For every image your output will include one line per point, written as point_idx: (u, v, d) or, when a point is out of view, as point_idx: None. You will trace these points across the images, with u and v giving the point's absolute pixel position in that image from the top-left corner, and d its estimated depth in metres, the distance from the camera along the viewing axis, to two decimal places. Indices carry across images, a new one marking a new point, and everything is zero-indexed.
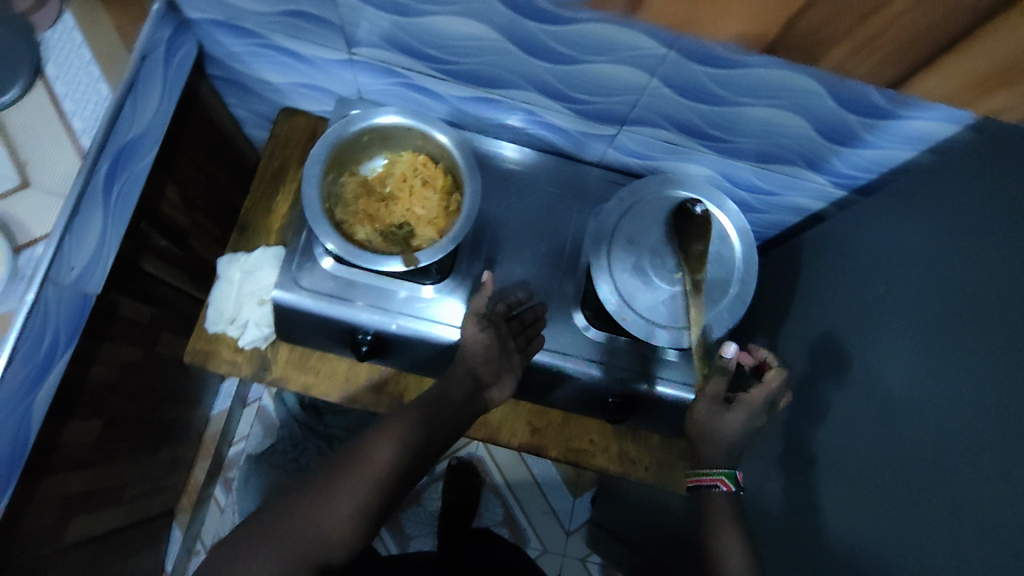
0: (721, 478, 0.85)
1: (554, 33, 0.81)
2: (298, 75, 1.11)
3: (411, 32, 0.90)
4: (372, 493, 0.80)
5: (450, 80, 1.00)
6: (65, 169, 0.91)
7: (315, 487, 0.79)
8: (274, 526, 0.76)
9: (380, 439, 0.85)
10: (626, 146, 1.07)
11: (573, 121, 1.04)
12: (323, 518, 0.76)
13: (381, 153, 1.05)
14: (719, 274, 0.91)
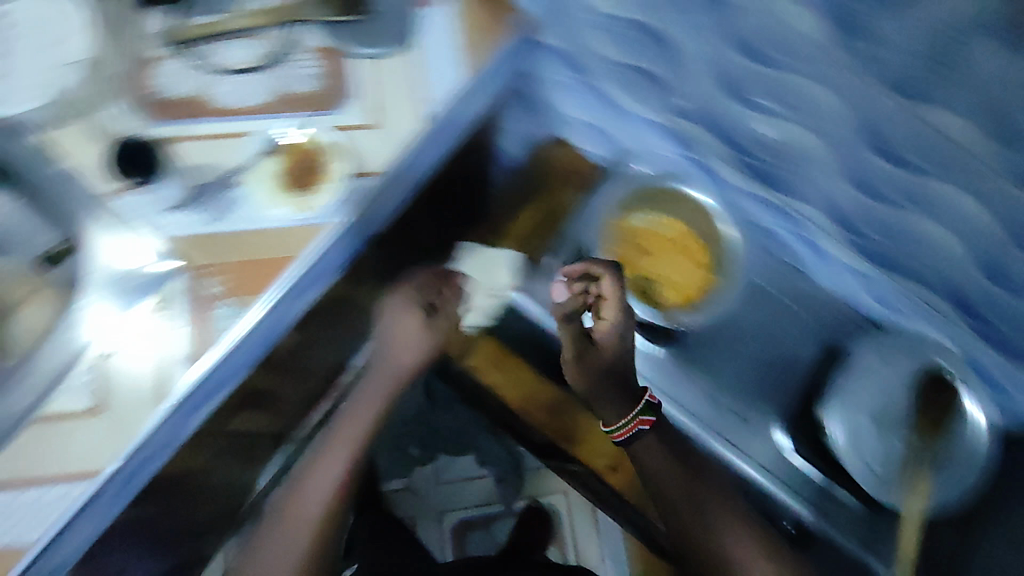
0: (637, 418, 0.91)
1: (749, 84, 0.75)
2: (577, 101, 1.03)
3: (701, 112, 0.87)
4: (310, 527, 0.87)
5: (648, 108, 0.93)
6: (249, 82, 0.83)
7: (293, 497, 0.90)
8: (274, 532, 0.87)
9: (319, 462, 0.92)
10: (814, 242, 0.97)
11: (765, 206, 0.96)
12: (296, 537, 0.87)
13: (641, 195, 1.03)
14: (912, 427, 0.89)
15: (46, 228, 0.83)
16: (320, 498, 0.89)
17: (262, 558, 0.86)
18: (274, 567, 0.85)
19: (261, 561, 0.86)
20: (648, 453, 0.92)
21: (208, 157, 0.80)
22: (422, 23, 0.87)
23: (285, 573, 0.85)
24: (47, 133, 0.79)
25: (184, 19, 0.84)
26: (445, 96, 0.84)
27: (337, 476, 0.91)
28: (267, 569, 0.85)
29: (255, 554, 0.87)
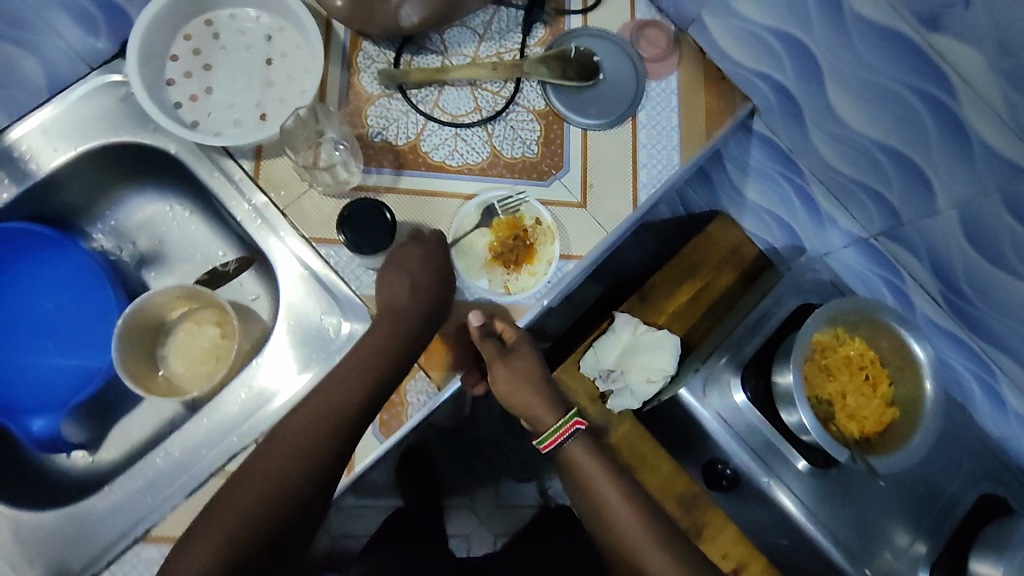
0: (571, 420, 0.76)
1: (989, 210, 0.70)
2: (761, 182, 0.98)
3: (917, 237, 0.81)
4: (320, 423, 0.66)
5: (848, 208, 0.88)
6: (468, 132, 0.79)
7: (275, 437, 0.66)
8: (256, 466, 0.64)
9: (330, 383, 0.68)
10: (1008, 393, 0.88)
11: (952, 341, 0.89)
12: (277, 462, 0.64)
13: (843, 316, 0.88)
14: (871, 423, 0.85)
15: (223, 245, 0.86)
16: (315, 434, 0.65)
17: (236, 498, 0.63)
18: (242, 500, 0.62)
19: (228, 497, 0.63)
20: (581, 455, 0.76)
21: (412, 215, 0.76)
22: (647, 96, 0.83)
23: (238, 527, 0.61)
24: (261, 163, 0.75)
25: (403, 63, 0.80)
26: (659, 182, 0.81)
27: (362, 391, 0.67)
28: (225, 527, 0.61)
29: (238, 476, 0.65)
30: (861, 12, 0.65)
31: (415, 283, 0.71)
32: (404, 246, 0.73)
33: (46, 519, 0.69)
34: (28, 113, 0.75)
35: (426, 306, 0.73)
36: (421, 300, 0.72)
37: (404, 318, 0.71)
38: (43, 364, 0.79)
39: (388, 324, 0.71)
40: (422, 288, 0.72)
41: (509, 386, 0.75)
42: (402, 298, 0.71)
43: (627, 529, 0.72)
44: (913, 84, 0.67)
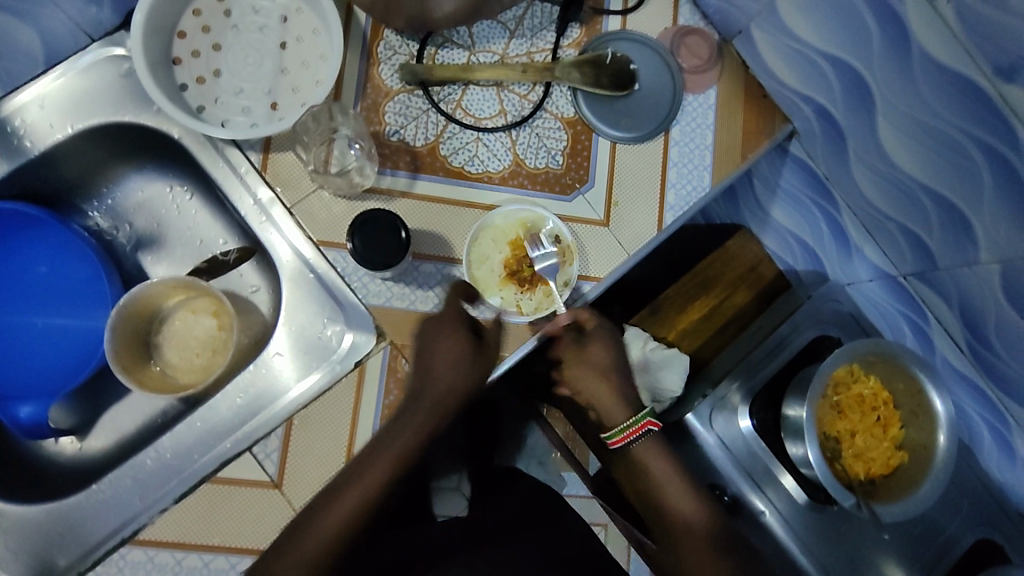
0: (646, 418, 0.73)
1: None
2: (794, 201, 0.95)
3: (951, 283, 0.77)
4: (346, 520, 0.61)
5: (880, 238, 0.85)
6: (492, 135, 0.74)
7: (297, 530, 0.61)
8: (280, 558, 0.60)
9: (356, 477, 0.63)
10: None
11: (971, 391, 0.84)
12: (302, 556, 0.60)
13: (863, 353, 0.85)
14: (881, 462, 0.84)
15: (224, 232, 0.82)
16: (338, 530, 0.61)
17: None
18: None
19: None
20: (651, 456, 0.74)
21: (424, 223, 0.72)
22: (682, 110, 0.78)
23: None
24: (268, 157, 0.71)
25: (426, 57, 0.75)
26: (687, 204, 0.76)
27: (383, 485, 0.64)
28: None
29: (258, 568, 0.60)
30: (929, 51, 0.62)
31: (456, 366, 0.67)
32: (444, 310, 0.69)
33: (34, 511, 0.69)
34: (27, 84, 0.71)
35: (469, 347, 0.68)
36: (464, 376, 0.68)
37: (437, 396, 0.67)
38: (34, 345, 0.77)
39: (424, 410, 0.67)
40: (466, 363, 0.67)
41: (603, 364, 0.75)
42: (442, 374, 0.67)
43: (690, 522, 0.69)
44: (973, 133, 0.64)
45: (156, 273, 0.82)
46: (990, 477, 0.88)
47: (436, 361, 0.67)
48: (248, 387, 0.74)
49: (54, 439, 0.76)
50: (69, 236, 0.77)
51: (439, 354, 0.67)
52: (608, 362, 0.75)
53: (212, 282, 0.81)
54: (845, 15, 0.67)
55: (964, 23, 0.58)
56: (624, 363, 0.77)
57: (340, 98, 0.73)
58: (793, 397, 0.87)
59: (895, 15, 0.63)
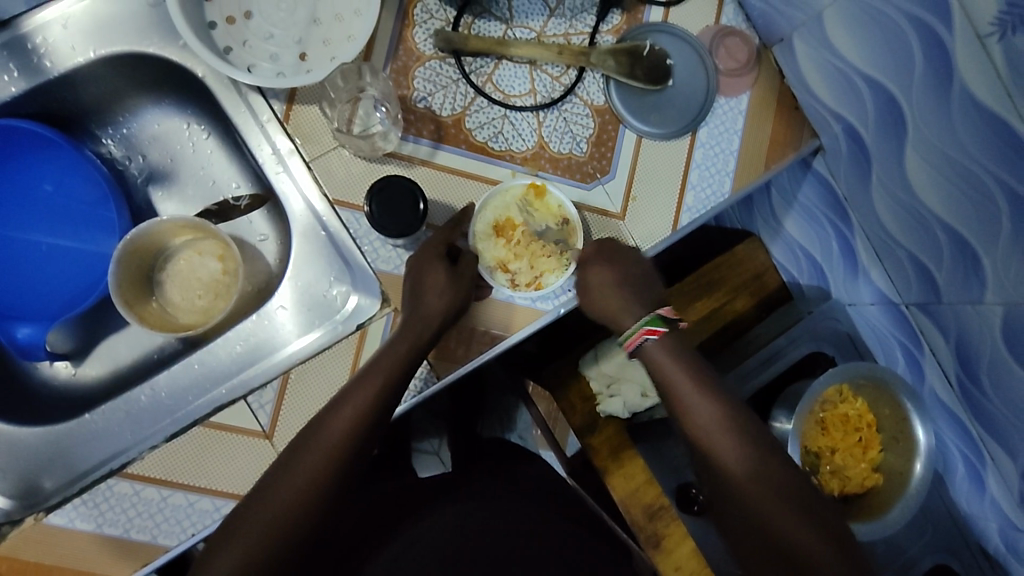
0: (643, 328, 0.69)
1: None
2: (807, 218, 0.95)
3: (951, 318, 0.78)
4: (327, 460, 0.62)
5: (888, 265, 0.85)
6: (518, 115, 0.73)
7: (280, 471, 0.62)
8: (269, 491, 0.61)
9: (337, 412, 0.63)
10: (994, 502, 0.84)
11: (954, 424, 0.85)
12: (288, 494, 0.61)
13: (854, 371, 0.87)
14: (855, 477, 0.87)
15: (238, 176, 0.81)
16: (318, 470, 0.62)
17: (242, 531, 0.60)
18: (252, 530, 0.60)
19: (237, 528, 0.60)
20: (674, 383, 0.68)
21: (441, 194, 0.72)
22: (713, 113, 0.76)
23: (251, 556, 0.60)
24: (292, 108, 0.70)
25: (462, 25, 0.74)
26: (703, 208, 0.75)
27: (364, 425, 0.63)
28: (235, 559, 0.59)
29: (244, 506, 0.61)
30: (969, 88, 0.62)
31: (443, 298, 0.66)
32: (425, 249, 0.69)
33: (28, 432, 0.70)
34: (52, 1, 0.70)
35: (461, 298, 0.68)
36: (450, 306, 0.67)
37: (422, 327, 0.66)
38: (37, 267, 0.77)
39: (408, 339, 0.66)
40: (453, 295, 0.67)
41: (617, 279, 0.70)
42: (428, 303, 0.66)
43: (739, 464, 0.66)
44: (998, 174, 0.64)
45: (165, 209, 0.81)
46: (956, 505, 0.90)
47: (420, 298, 0.67)
48: (249, 336, 0.75)
49: (49, 362, 0.77)
50: (80, 160, 0.76)
51: (424, 290, 0.67)
52: (618, 273, 0.70)
53: (220, 225, 0.80)
54: (892, 38, 0.67)
55: (1010, 64, 0.58)
56: (631, 271, 0.71)
57: (370, 58, 0.71)
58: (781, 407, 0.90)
59: (941, 42, 0.62)
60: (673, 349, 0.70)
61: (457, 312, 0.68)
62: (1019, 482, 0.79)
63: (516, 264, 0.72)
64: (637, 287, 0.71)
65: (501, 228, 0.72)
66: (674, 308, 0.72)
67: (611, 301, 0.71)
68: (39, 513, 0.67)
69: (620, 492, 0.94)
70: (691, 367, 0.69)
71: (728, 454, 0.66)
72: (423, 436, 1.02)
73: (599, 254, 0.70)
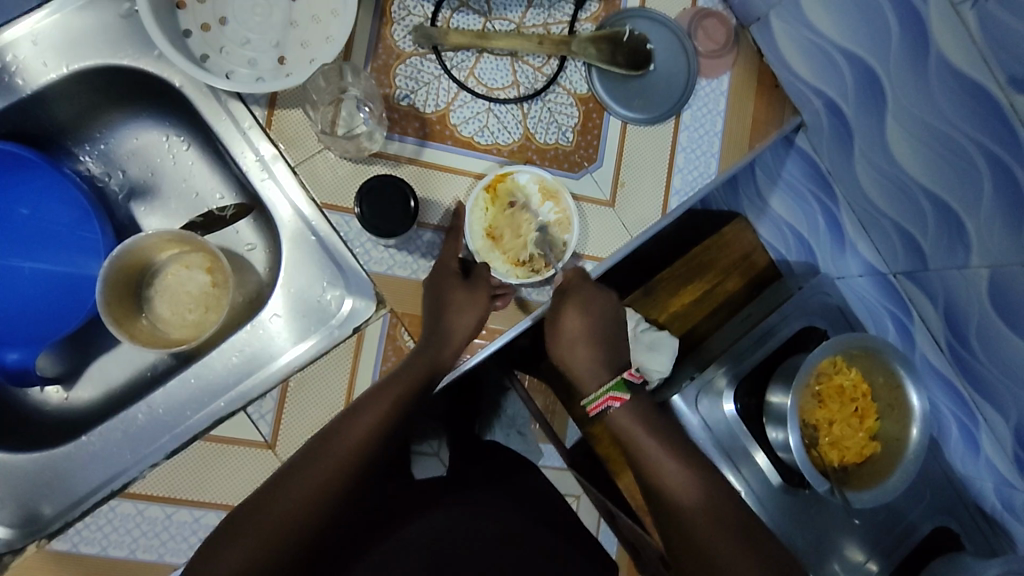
0: (607, 394, 0.70)
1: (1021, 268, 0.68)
2: (792, 195, 0.97)
3: (938, 284, 0.79)
4: (346, 459, 0.62)
5: (874, 235, 0.87)
6: (502, 108, 0.73)
7: (295, 469, 0.62)
8: (282, 487, 0.61)
9: (360, 413, 0.64)
10: (989, 461, 0.86)
11: (946, 388, 0.87)
12: (301, 492, 0.61)
13: (853, 341, 0.87)
14: (855, 447, 0.89)
15: (222, 187, 0.80)
16: (336, 469, 0.62)
17: (252, 527, 0.59)
18: (263, 527, 0.59)
19: (247, 523, 0.59)
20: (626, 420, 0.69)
21: (430, 192, 0.71)
22: (695, 95, 0.77)
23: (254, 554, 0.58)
24: (273, 113, 0.69)
25: (441, 20, 0.73)
26: (691, 191, 0.76)
27: (382, 429, 0.64)
28: (239, 554, 0.58)
29: (256, 501, 0.61)
30: (945, 55, 0.63)
31: (468, 313, 0.67)
32: (441, 265, 0.69)
33: (23, 459, 0.69)
34: (19, 18, 0.68)
35: (484, 314, 0.69)
36: (477, 322, 0.68)
37: (443, 341, 0.66)
38: (19, 289, 0.75)
39: (428, 349, 0.66)
40: (474, 311, 0.67)
41: (585, 329, 0.72)
42: (450, 319, 0.66)
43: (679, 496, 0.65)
44: (978, 139, 0.65)
45: (149, 224, 0.80)
46: (952, 466, 0.92)
47: (441, 313, 0.66)
48: (244, 346, 0.74)
49: (39, 388, 0.75)
50: (60, 179, 0.75)
51: (448, 305, 0.66)
52: (589, 324, 0.72)
53: (207, 236, 0.78)
54: (867, 11, 0.67)
55: (985, 31, 0.59)
56: (599, 325, 0.72)
57: (351, 58, 0.71)
58: (778, 381, 0.90)
59: (916, 12, 0.63)
60: (631, 403, 0.70)
61: (482, 325, 0.69)
62: (1013, 440, 0.81)
63: (524, 254, 0.72)
64: (609, 343, 0.74)
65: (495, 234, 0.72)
66: (639, 371, 0.73)
67: (578, 355, 0.73)
68: (40, 540, 0.66)
69: (623, 479, 0.95)
70: (653, 424, 0.69)
71: (678, 489, 0.65)
72: (421, 437, 0.98)
73: (576, 291, 0.71)
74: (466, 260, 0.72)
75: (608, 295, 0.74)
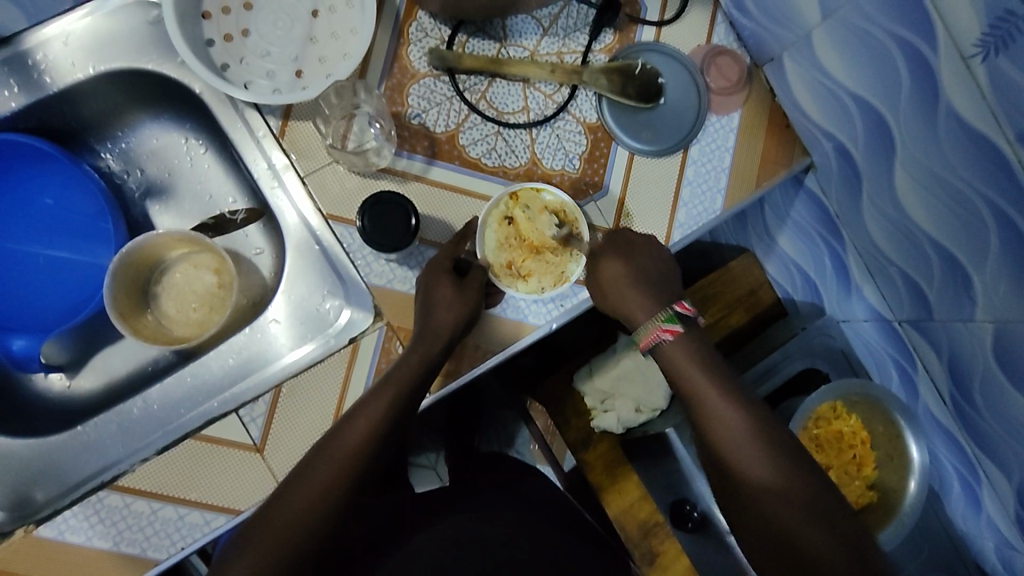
0: (658, 327, 0.68)
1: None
2: (802, 234, 0.96)
3: (943, 335, 0.78)
4: (341, 468, 0.62)
5: (881, 282, 0.85)
6: (510, 133, 0.74)
7: (293, 483, 0.62)
8: (279, 501, 0.61)
9: (353, 421, 0.64)
10: (989, 520, 0.84)
11: (948, 441, 0.85)
12: (296, 507, 0.61)
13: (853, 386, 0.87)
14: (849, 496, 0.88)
15: (235, 191, 0.82)
16: (333, 479, 0.62)
17: (254, 543, 0.59)
18: (263, 543, 0.59)
19: (250, 537, 0.60)
20: (692, 369, 0.67)
21: (434, 209, 0.72)
22: (704, 130, 0.77)
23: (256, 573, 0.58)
24: (287, 124, 0.71)
25: (457, 44, 0.75)
26: (695, 224, 0.76)
27: (378, 437, 0.64)
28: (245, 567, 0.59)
29: (259, 516, 0.61)
30: (954, 106, 0.63)
31: (451, 311, 0.67)
32: (434, 263, 0.69)
33: (20, 445, 0.71)
34: (53, 19, 0.71)
35: (472, 315, 0.68)
36: (459, 319, 0.67)
37: (432, 340, 0.66)
38: (33, 278, 0.78)
39: (418, 350, 0.66)
40: (463, 309, 0.67)
41: (631, 273, 0.69)
42: (437, 317, 0.66)
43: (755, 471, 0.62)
44: (984, 191, 0.64)
45: (162, 222, 0.82)
46: (952, 522, 0.89)
47: (429, 312, 0.67)
48: (242, 349, 0.75)
49: (44, 375, 0.77)
50: (77, 174, 0.77)
51: (434, 305, 0.67)
52: (632, 267, 0.69)
53: (216, 239, 0.80)
54: (879, 58, 0.67)
55: (995, 86, 0.58)
56: (645, 262, 0.70)
57: (366, 75, 0.73)
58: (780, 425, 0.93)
59: (926, 62, 0.63)
60: (696, 354, 0.68)
61: (468, 323, 0.68)
62: (1014, 501, 0.79)
63: (529, 268, 0.72)
64: (653, 285, 0.70)
65: (502, 258, 0.72)
66: (690, 304, 0.70)
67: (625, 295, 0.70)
68: (28, 525, 0.68)
69: (614, 508, 0.94)
70: (721, 380, 0.67)
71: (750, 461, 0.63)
72: (418, 451, 1.07)
73: (614, 248, 0.70)
74: (463, 260, 0.71)
75: (655, 242, 0.72)
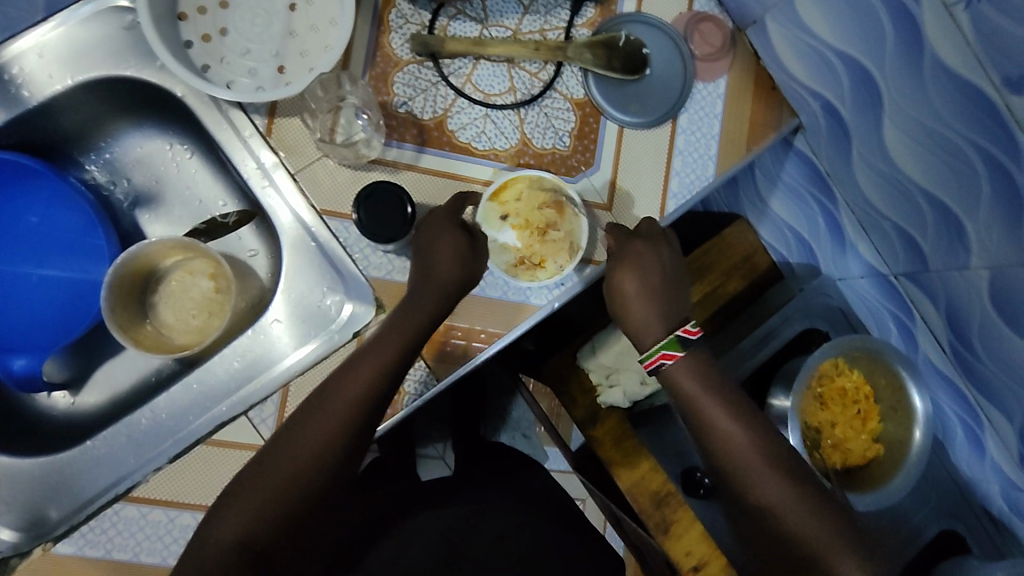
0: (659, 353, 0.68)
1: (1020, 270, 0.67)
2: (793, 195, 0.96)
3: (939, 285, 0.79)
4: (338, 427, 0.62)
5: (876, 237, 0.86)
6: (499, 114, 0.74)
7: (284, 437, 0.62)
8: (274, 454, 0.62)
9: (347, 377, 0.64)
10: (993, 463, 0.85)
11: (950, 390, 0.86)
12: (291, 462, 0.61)
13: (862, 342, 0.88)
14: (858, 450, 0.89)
15: (224, 194, 0.81)
16: (329, 437, 0.62)
17: (246, 497, 0.60)
18: (261, 496, 0.60)
19: (242, 488, 0.61)
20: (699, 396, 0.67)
21: (428, 197, 0.72)
22: (692, 99, 0.77)
23: (249, 527, 0.59)
24: (273, 122, 0.71)
25: (438, 28, 0.74)
26: (690, 193, 0.76)
27: (370, 399, 0.63)
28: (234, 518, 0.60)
29: (252, 468, 0.62)
30: (939, 56, 0.63)
31: (452, 264, 0.66)
32: (438, 215, 0.68)
33: (28, 464, 0.70)
34: (24, 31, 0.69)
35: (472, 270, 0.67)
36: (459, 276, 0.66)
37: (429, 294, 0.65)
38: (26, 297, 0.76)
39: (418, 306, 0.65)
40: (461, 265, 0.66)
41: (640, 289, 0.70)
42: (438, 271, 0.65)
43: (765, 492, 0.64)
44: (973, 139, 0.65)
45: (153, 231, 0.81)
46: (957, 468, 0.91)
47: (430, 266, 0.66)
48: (246, 351, 0.74)
49: (47, 393, 0.77)
50: (63, 189, 0.76)
51: (435, 257, 0.66)
52: (642, 283, 0.70)
53: (210, 243, 0.79)
54: (861, 13, 0.67)
55: (980, 32, 0.59)
56: (653, 276, 0.70)
57: (349, 66, 0.72)
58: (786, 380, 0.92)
59: (909, 14, 0.63)
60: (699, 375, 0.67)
61: (466, 283, 0.67)
62: (1017, 442, 0.80)
63: (539, 257, 0.72)
64: (664, 302, 0.71)
65: (512, 257, 0.72)
66: (696, 329, 0.68)
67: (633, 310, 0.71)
68: (47, 542, 0.68)
69: (625, 481, 0.95)
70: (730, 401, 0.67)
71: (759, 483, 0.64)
72: (426, 440, 1.02)
73: (621, 257, 0.70)
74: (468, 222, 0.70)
75: (660, 247, 0.71)
